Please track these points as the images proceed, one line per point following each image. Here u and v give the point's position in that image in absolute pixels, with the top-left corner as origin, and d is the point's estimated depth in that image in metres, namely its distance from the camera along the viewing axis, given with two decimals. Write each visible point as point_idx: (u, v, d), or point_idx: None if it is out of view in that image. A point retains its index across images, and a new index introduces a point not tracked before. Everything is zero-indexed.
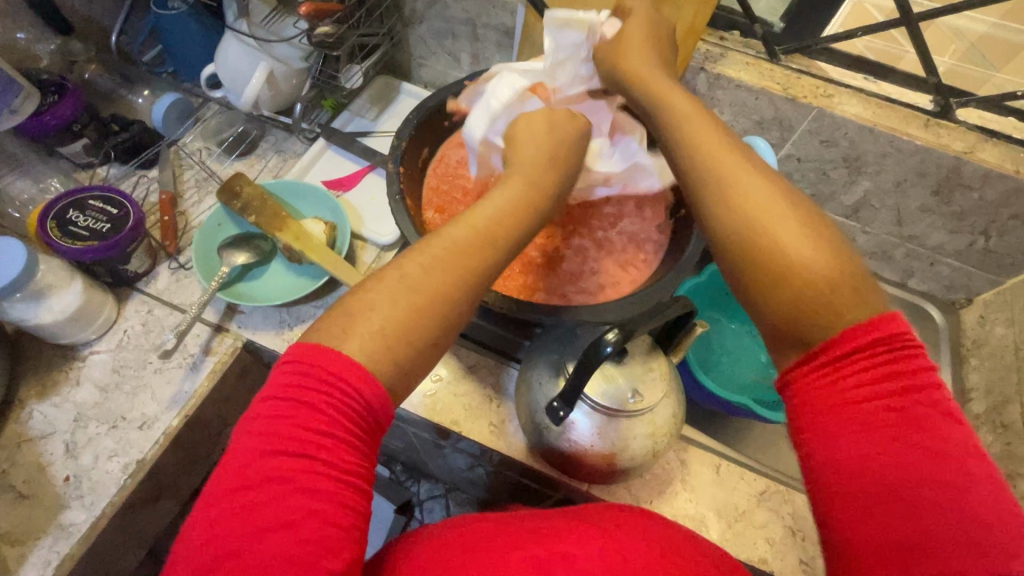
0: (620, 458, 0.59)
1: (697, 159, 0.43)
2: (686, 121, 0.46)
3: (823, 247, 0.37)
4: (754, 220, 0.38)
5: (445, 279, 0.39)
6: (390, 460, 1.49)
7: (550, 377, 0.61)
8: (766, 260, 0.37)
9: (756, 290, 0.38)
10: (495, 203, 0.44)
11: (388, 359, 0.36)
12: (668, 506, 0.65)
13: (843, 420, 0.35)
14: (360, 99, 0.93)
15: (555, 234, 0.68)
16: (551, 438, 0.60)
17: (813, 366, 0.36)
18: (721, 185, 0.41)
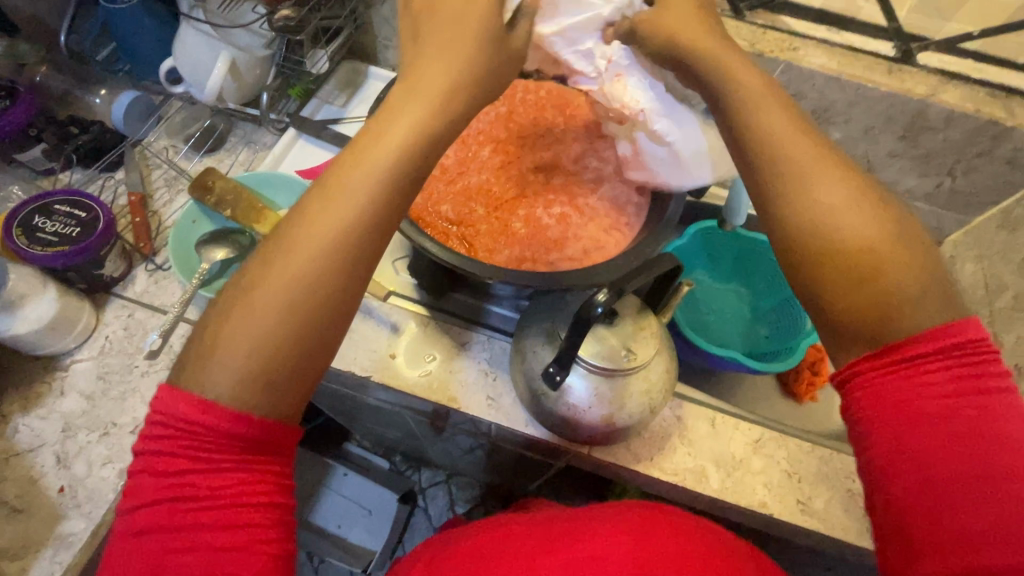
0: (619, 416, 0.60)
1: (765, 142, 0.42)
2: (749, 95, 0.44)
3: (906, 252, 0.37)
4: (835, 219, 0.38)
5: (311, 290, 0.37)
6: (389, 450, 1.50)
7: (544, 343, 0.61)
8: (848, 258, 0.38)
9: (824, 290, 0.38)
10: (356, 175, 0.39)
11: (257, 380, 0.36)
12: (668, 461, 0.66)
13: (910, 417, 0.36)
14: (330, 86, 0.90)
15: (536, 204, 0.68)
16: (549, 403, 0.61)
17: (879, 366, 0.37)
18: (800, 181, 0.40)
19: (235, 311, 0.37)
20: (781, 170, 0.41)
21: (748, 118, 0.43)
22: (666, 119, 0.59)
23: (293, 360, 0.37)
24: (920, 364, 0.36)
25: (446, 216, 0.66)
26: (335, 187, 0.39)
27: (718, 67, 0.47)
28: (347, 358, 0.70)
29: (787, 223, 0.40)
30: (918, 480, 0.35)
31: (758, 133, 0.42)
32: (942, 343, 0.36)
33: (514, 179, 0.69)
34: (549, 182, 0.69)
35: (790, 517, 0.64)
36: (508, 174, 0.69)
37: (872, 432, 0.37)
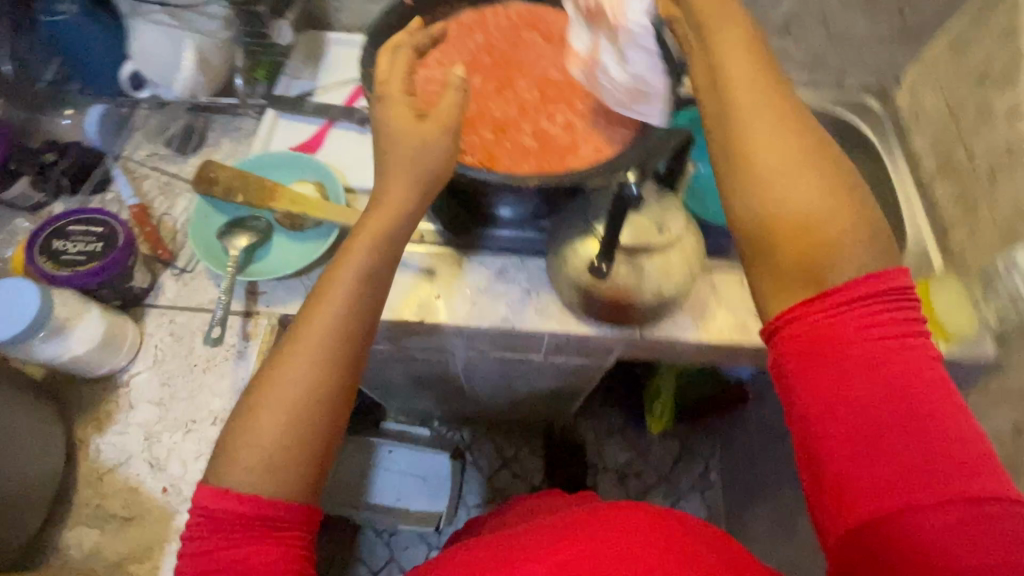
0: (665, 289, 0.65)
1: (729, 102, 0.46)
2: (726, 53, 0.47)
3: (838, 209, 0.43)
4: (777, 177, 0.44)
5: (307, 378, 0.46)
6: (427, 418, 1.54)
7: (582, 241, 0.65)
8: (784, 210, 0.43)
9: (763, 241, 0.44)
10: (348, 272, 0.51)
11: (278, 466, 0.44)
12: (712, 325, 0.72)
13: (840, 362, 0.40)
14: (296, 61, 0.88)
15: (539, 118, 0.70)
16: (600, 295, 0.65)
17: (811, 313, 0.42)
18: (752, 142, 0.45)
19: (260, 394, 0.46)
20: (738, 126, 0.45)
21: (718, 75, 0.47)
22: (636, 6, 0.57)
23: (297, 443, 0.45)
24: (844, 313, 0.41)
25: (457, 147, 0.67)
26: (331, 283, 0.50)
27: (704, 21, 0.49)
28: (396, 308, 0.72)
29: (739, 180, 0.45)
30: (853, 423, 0.40)
31: (727, 84, 0.46)
32: (858, 297, 0.41)
33: (512, 100, 0.71)
34: (543, 96, 0.71)
35: None
36: (504, 97, 0.71)
37: (808, 378, 0.41)
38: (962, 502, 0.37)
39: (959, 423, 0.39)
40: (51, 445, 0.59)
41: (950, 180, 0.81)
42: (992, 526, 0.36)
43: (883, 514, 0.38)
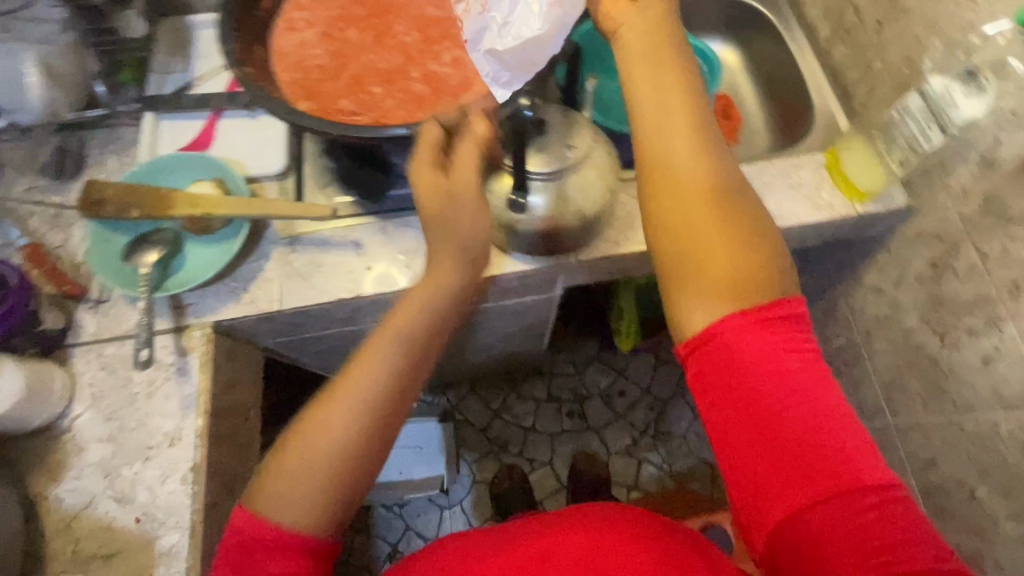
0: (586, 208, 0.64)
1: (660, 137, 0.50)
2: (664, 87, 0.50)
3: (753, 246, 0.47)
4: (701, 212, 0.47)
5: (341, 435, 0.51)
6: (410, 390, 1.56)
7: (494, 179, 0.63)
8: (709, 244, 0.47)
9: (692, 268, 0.47)
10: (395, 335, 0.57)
11: (314, 510, 0.50)
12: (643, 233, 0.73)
13: (745, 379, 0.44)
14: (162, 53, 0.81)
15: (426, 62, 0.67)
16: (525, 230, 0.65)
17: (723, 327, 0.45)
18: (677, 178, 0.48)
19: (290, 449, 0.51)
20: (667, 158, 0.49)
21: (649, 112, 0.50)
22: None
23: (337, 502, 0.51)
24: (743, 335, 0.45)
25: (347, 110, 0.64)
26: (372, 345, 0.57)
27: (638, 54, 0.52)
28: (331, 289, 0.71)
29: (669, 210, 0.48)
30: (761, 433, 0.43)
31: (664, 116, 0.50)
32: (758, 315, 0.45)
33: (394, 49, 0.67)
34: (426, 37, 0.68)
35: None
36: (385, 47, 0.67)
37: (719, 391, 0.45)
38: (858, 492, 0.41)
39: (854, 420, 0.44)
40: (5, 507, 0.57)
41: (844, 43, 0.82)
42: (891, 514, 0.40)
43: (792, 513, 0.41)
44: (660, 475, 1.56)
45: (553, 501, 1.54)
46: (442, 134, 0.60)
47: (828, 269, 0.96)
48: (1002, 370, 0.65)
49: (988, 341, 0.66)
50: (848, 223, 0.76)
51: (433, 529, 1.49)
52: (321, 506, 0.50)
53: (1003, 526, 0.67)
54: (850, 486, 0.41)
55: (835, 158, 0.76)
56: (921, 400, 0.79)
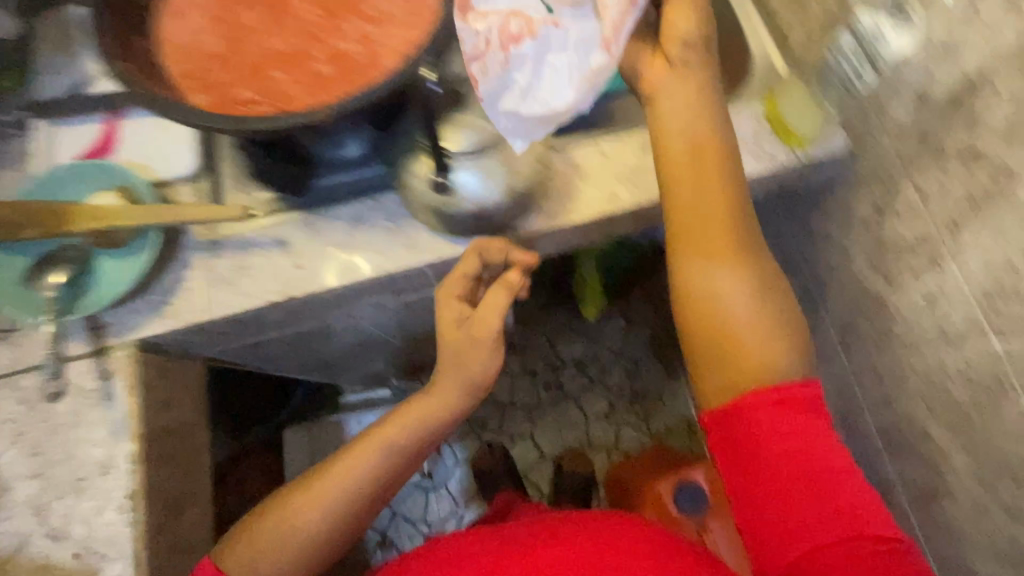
0: (515, 184, 0.62)
1: (694, 221, 0.54)
2: (701, 172, 0.54)
3: (773, 341, 0.53)
4: (726, 301, 0.53)
5: (315, 524, 0.61)
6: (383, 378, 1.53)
7: (413, 160, 0.60)
8: (732, 332, 0.53)
9: (714, 350, 0.53)
10: (394, 431, 0.64)
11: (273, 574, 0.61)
12: (582, 202, 0.70)
13: (760, 443, 0.51)
14: (50, 52, 0.75)
15: (330, 39, 0.61)
16: (453, 213, 0.61)
17: (744, 401, 0.52)
18: (707, 268, 0.53)
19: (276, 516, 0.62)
20: (702, 247, 0.54)
21: (687, 196, 0.54)
22: (584, 17, 0.51)
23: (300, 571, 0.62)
24: (761, 408, 0.51)
25: (247, 100, 0.59)
26: (373, 440, 0.64)
27: (684, 129, 0.54)
28: (260, 293, 0.67)
29: (695, 294, 0.54)
30: (776, 488, 0.50)
31: (700, 201, 0.54)
32: (779, 395, 0.51)
33: (293, 28, 0.62)
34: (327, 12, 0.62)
35: None
36: (283, 27, 0.62)
37: (737, 451, 0.52)
38: (862, 540, 0.48)
39: (856, 477, 0.51)
40: None
41: None
42: (891, 560, 0.47)
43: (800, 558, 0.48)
44: (639, 436, 1.58)
45: (536, 472, 1.57)
46: (471, 277, 0.63)
47: (780, 218, 0.95)
48: (945, 308, 0.65)
49: (930, 281, 0.66)
50: (791, 173, 0.74)
51: (421, 514, 1.49)
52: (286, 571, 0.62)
53: (954, 459, 0.69)
54: (847, 536, 0.48)
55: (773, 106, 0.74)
56: (872, 343, 0.79)
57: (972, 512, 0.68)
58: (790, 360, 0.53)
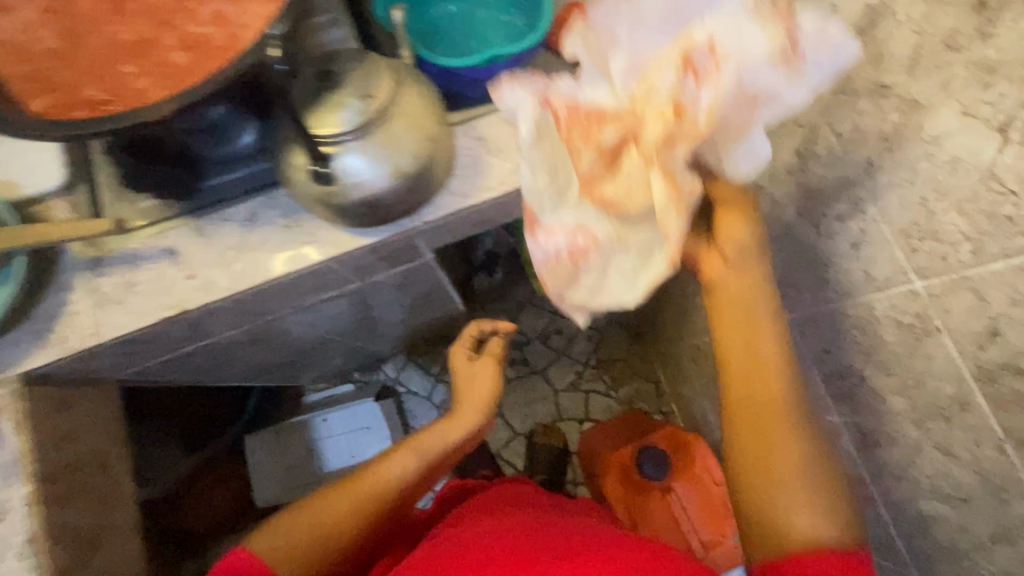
0: (408, 165, 0.56)
1: (750, 390, 0.59)
2: (760, 348, 0.59)
3: (818, 518, 0.56)
4: (780, 479, 0.57)
5: (342, 516, 0.75)
6: (345, 372, 1.51)
7: (292, 149, 0.56)
8: (773, 499, 0.57)
9: (760, 516, 0.58)
10: (419, 452, 0.82)
11: (298, 556, 0.72)
12: (491, 178, 0.66)
13: None
14: None
15: (181, 21, 0.55)
16: (344, 202, 0.57)
17: (787, 555, 0.56)
18: (772, 446, 0.58)
19: (316, 501, 0.76)
20: (757, 410, 0.59)
21: (744, 355, 0.59)
22: (652, 250, 0.62)
23: (313, 559, 0.73)
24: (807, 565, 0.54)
25: (95, 99, 0.53)
26: (404, 450, 0.82)
27: (735, 296, 0.60)
28: (150, 310, 0.62)
29: (744, 452, 0.59)
30: None
31: (760, 369, 0.59)
32: (828, 561, 0.54)
33: (140, 13, 0.55)
34: None
35: None
36: (129, 12, 0.55)
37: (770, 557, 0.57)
38: None
39: None
40: None
41: None
42: None
43: None
44: (608, 403, 1.58)
45: (509, 450, 1.55)
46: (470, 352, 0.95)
47: None
48: (870, 252, 0.64)
49: (855, 226, 0.64)
50: None
51: None
52: (305, 554, 0.73)
53: (891, 402, 0.68)
54: None
55: None
56: (806, 292, 0.78)
57: (910, 454, 0.68)
58: (801, 517, 0.56)
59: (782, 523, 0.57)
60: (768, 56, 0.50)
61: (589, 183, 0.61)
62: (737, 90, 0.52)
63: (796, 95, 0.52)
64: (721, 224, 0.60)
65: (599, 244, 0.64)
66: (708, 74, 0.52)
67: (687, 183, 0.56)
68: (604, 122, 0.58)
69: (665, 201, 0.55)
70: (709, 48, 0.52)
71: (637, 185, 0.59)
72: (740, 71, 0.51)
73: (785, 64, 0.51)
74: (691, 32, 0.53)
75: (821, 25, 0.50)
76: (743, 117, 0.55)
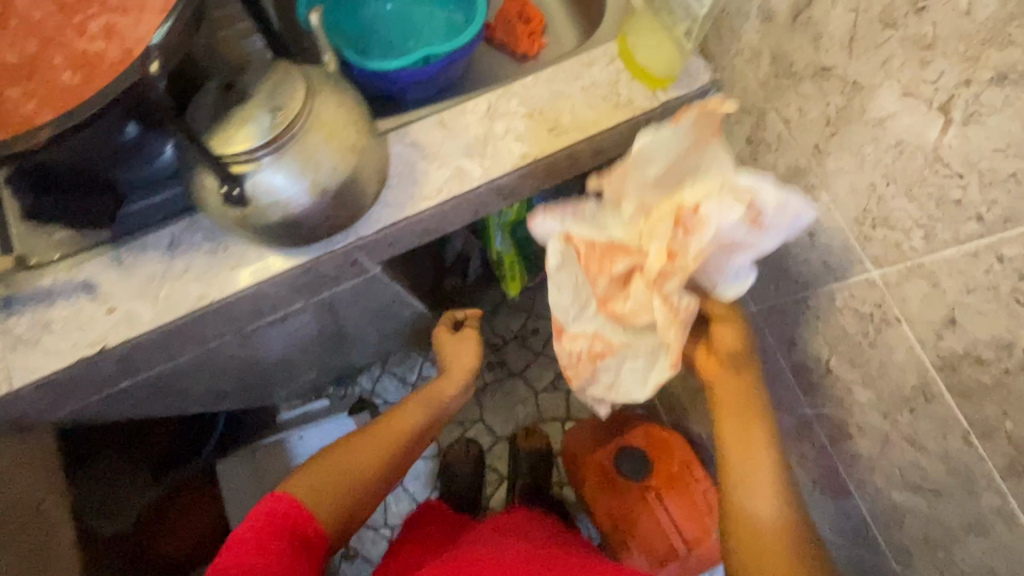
0: (328, 181, 0.53)
1: (743, 463, 0.63)
2: (751, 430, 0.64)
3: (791, 547, 0.59)
4: (761, 514, 0.61)
5: (368, 452, 0.79)
6: (319, 387, 1.48)
7: (201, 171, 0.51)
8: (754, 528, 0.61)
9: (739, 536, 0.62)
10: (425, 405, 0.87)
11: (326, 491, 0.74)
12: (428, 185, 0.63)
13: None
14: None
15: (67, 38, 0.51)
16: (263, 224, 0.53)
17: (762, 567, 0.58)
18: (755, 492, 0.62)
19: (345, 442, 0.80)
20: (747, 472, 0.63)
21: (737, 442, 0.64)
22: (654, 354, 0.67)
23: (338, 492, 0.75)
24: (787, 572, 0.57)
25: None
26: (413, 404, 0.87)
27: (732, 396, 0.65)
28: (66, 350, 0.58)
29: (730, 499, 0.63)
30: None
31: (749, 445, 0.63)
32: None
33: (23, 32, 0.51)
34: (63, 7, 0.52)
35: (552, 147, 0.64)
36: (12, 33, 0.51)
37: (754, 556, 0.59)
38: None
39: None
40: None
41: None
42: None
43: None
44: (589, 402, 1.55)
45: (492, 456, 1.52)
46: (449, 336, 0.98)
47: None
48: (825, 241, 0.61)
49: None
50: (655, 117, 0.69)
51: (381, 517, 1.47)
52: (333, 487, 0.75)
53: (856, 393, 0.66)
54: None
55: (624, 45, 0.67)
56: (769, 283, 0.76)
57: (878, 445, 0.66)
58: (764, 505, 0.61)
59: (749, 507, 0.62)
60: (742, 219, 0.54)
61: (603, 301, 0.63)
62: (719, 241, 0.56)
63: (767, 245, 0.57)
64: (714, 330, 0.65)
65: (613, 347, 0.69)
66: (694, 228, 0.55)
67: (686, 302, 0.59)
68: (616, 254, 0.61)
69: (664, 323, 0.58)
70: (692, 210, 0.55)
71: (643, 310, 0.61)
72: (721, 229, 0.54)
73: (751, 226, 0.55)
74: (683, 193, 0.58)
75: (783, 200, 0.54)
76: (724, 259, 0.58)
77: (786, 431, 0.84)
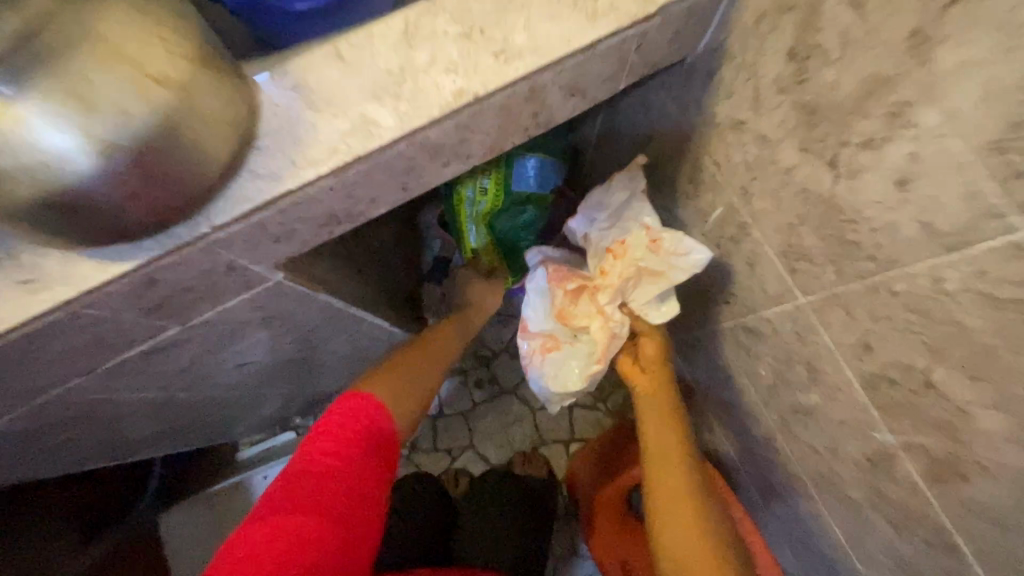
0: (113, 132, 0.33)
1: (651, 425, 0.76)
2: (659, 403, 0.78)
3: (690, 495, 0.68)
4: (664, 470, 0.71)
5: (416, 372, 0.79)
6: (283, 420, 1.25)
7: None
8: (658, 482, 0.70)
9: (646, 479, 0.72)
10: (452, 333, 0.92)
11: (397, 407, 0.73)
12: (317, 145, 0.42)
13: (686, 528, 0.66)
14: None
15: None
16: (18, 207, 0.34)
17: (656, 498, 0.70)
18: (664, 454, 0.72)
19: (388, 362, 0.79)
20: (653, 434, 0.75)
21: (650, 413, 0.77)
22: (584, 351, 0.82)
23: (410, 406, 0.75)
24: (690, 519, 0.66)
25: None
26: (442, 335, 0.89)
27: (642, 377, 0.81)
28: None
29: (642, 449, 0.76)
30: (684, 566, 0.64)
31: (662, 419, 0.76)
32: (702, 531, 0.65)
33: None
34: None
35: (498, 80, 0.43)
36: None
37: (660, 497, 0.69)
38: None
39: None
40: None
41: None
42: None
43: None
44: (596, 417, 1.31)
45: None
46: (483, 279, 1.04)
47: (678, 119, 0.69)
48: (924, 192, 0.39)
49: (895, 152, 0.40)
50: (651, 29, 0.48)
51: None
52: (405, 399, 0.75)
53: (978, 420, 0.44)
54: None
55: None
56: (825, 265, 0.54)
57: (1014, 496, 0.44)
58: (675, 469, 0.71)
59: (657, 469, 0.71)
60: (646, 250, 0.73)
61: (559, 312, 0.82)
62: (642, 271, 0.74)
63: (677, 274, 0.71)
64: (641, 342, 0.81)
65: (562, 345, 0.84)
66: (621, 255, 0.75)
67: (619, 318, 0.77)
68: (573, 278, 0.81)
69: (597, 327, 0.77)
70: (620, 241, 0.76)
71: (586, 317, 0.79)
72: (639, 262, 0.73)
73: (657, 252, 0.72)
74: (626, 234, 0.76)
75: (678, 236, 0.69)
76: (650, 287, 0.75)
77: (861, 458, 0.62)
